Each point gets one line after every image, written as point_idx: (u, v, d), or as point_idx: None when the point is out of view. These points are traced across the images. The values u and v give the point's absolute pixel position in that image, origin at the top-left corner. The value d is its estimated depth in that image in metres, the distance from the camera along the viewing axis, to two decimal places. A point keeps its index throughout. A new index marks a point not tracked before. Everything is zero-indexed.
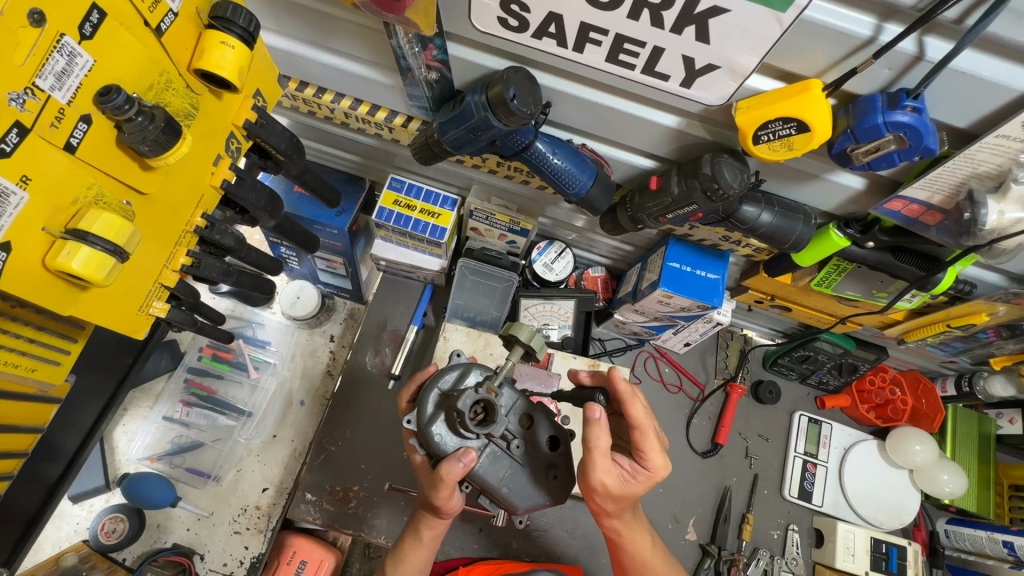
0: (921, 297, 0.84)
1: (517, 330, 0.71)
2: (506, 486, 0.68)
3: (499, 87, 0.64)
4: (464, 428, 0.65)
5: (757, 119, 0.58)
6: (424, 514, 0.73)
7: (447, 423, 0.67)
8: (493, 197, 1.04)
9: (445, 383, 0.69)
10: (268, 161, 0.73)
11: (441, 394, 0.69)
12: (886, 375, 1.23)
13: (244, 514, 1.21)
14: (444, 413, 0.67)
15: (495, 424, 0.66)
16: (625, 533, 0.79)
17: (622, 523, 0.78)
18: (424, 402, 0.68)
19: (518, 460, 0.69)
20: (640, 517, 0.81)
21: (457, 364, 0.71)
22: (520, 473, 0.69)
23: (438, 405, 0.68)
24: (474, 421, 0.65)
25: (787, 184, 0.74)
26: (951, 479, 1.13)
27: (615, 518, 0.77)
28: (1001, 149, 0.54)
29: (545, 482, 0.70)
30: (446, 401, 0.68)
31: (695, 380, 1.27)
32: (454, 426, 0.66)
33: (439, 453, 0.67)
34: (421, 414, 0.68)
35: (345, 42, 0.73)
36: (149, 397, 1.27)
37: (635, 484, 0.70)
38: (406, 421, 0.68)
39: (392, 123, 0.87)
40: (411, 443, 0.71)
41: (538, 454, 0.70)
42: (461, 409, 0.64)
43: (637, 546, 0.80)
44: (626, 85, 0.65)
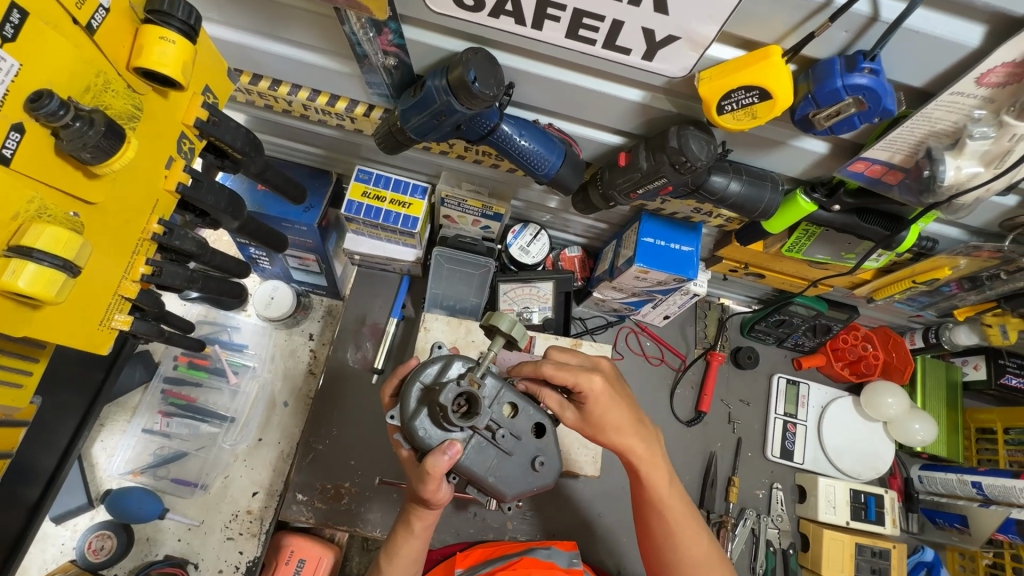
0: (887, 256, 0.86)
1: (498, 320, 0.70)
2: (492, 474, 0.69)
3: (459, 70, 0.62)
4: (447, 422, 0.65)
5: (719, 89, 0.58)
6: (413, 506, 0.72)
7: (428, 418, 0.67)
8: (463, 182, 1.02)
9: (427, 375, 0.69)
10: (225, 160, 0.70)
11: (423, 388, 0.69)
12: (858, 332, 1.26)
13: (235, 520, 1.20)
14: (427, 407, 0.67)
15: (478, 415, 0.66)
16: (645, 462, 0.76)
17: (643, 449, 0.76)
18: (404, 400, 0.68)
19: (504, 448, 0.69)
20: (658, 445, 0.78)
21: (438, 356, 0.71)
22: (506, 461, 0.70)
23: (419, 402, 0.68)
24: (458, 415, 0.65)
25: (754, 153, 0.74)
26: (923, 427, 1.18)
27: (635, 448, 0.76)
28: (956, 105, 0.55)
29: (531, 468, 0.71)
30: (426, 397, 0.68)
31: (676, 351, 1.29)
32: (437, 422, 0.66)
33: (424, 448, 0.67)
34: (405, 410, 0.68)
35: (296, 30, 0.70)
36: (125, 410, 1.23)
37: (610, 411, 0.73)
38: (389, 417, 0.68)
39: (353, 112, 0.84)
40: (396, 438, 0.70)
41: (523, 441, 0.71)
42: (442, 404, 0.64)
43: (658, 477, 0.77)
44: (589, 61, 0.64)
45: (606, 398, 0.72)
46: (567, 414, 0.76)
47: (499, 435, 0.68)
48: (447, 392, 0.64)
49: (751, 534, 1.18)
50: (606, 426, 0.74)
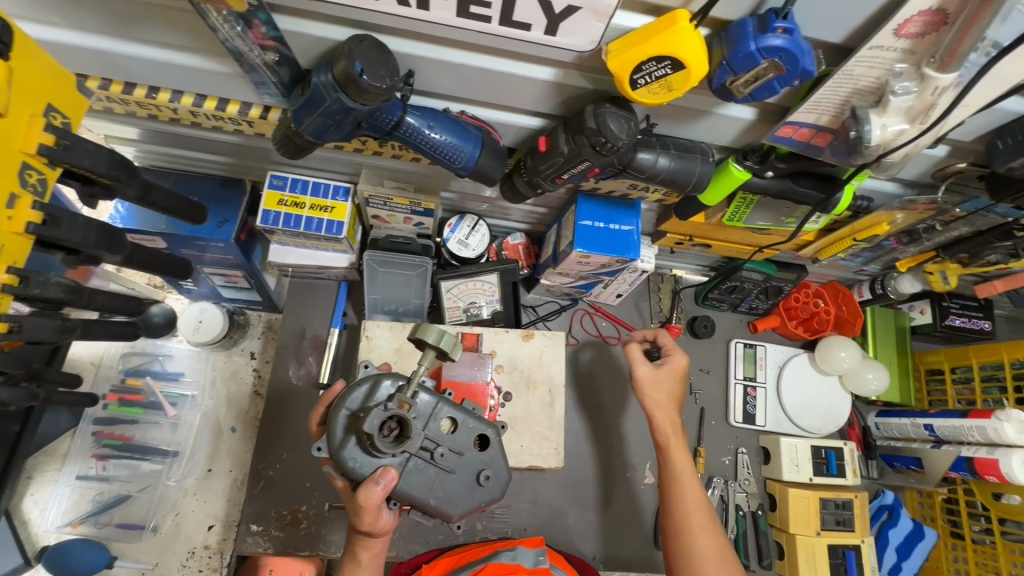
0: (825, 217, 0.84)
1: (426, 333, 0.66)
2: (433, 495, 0.65)
3: (343, 63, 0.55)
4: (376, 450, 0.61)
5: (629, 62, 0.53)
6: (357, 537, 0.68)
7: (357, 447, 0.62)
8: (386, 179, 0.95)
9: (354, 401, 0.64)
10: (95, 186, 0.62)
11: (350, 415, 0.63)
12: (809, 290, 1.27)
13: (193, 557, 1.14)
14: (355, 435, 0.62)
15: (409, 437, 0.62)
16: (670, 439, 0.93)
17: (669, 427, 0.95)
18: (330, 429, 0.63)
19: (445, 466, 0.65)
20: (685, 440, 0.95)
21: (366, 376, 0.66)
22: (449, 480, 0.66)
23: (346, 432, 0.63)
24: (387, 442, 0.61)
25: (680, 124, 0.70)
26: (875, 377, 1.21)
27: (660, 419, 0.96)
28: (877, 60, 0.52)
29: (477, 484, 0.67)
30: (353, 425, 0.63)
31: (632, 328, 1.27)
32: (368, 451, 0.62)
33: (357, 479, 0.62)
34: (331, 441, 0.63)
35: (157, 30, 0.62)
36: (55, 458, 1.14)
37: (670, 380, 0.98)
38: (315, 450, 0.63)
39: (248, 115, 0.76)
40: (327, 471, 0.66)
41: (466, 457, 0.66)
42: (369, 432, 0.60)
43: (680, 459, 0.92)
44: (488, 40, 0.58)
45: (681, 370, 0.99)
46: (641, 366, 0.98)
47: (437, 454, 0.64)
48: (372, 420, 0.60)
49: (721, 501, 1.19)
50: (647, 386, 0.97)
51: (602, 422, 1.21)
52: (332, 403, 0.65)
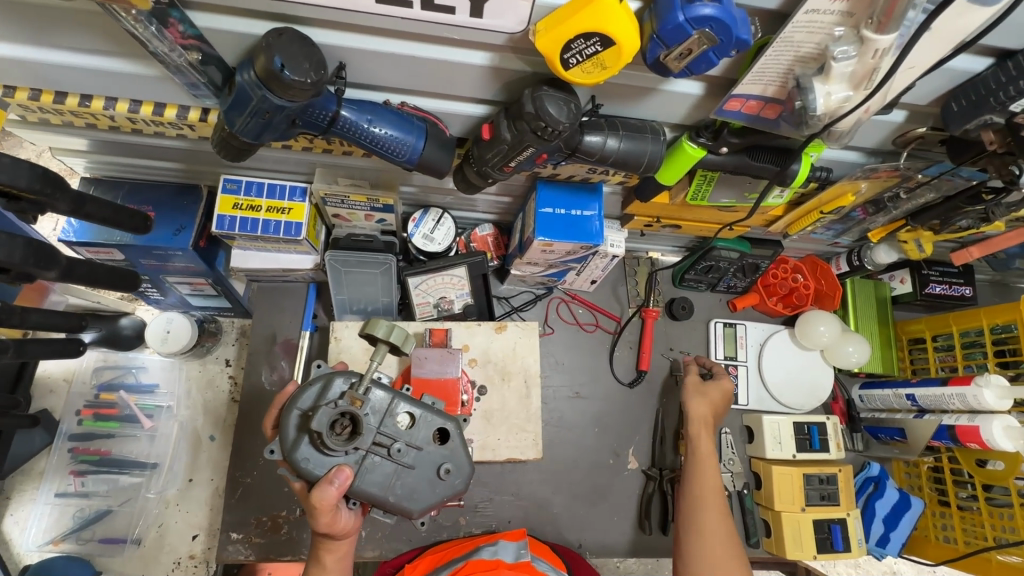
0: (789, 191, 0.82)
1: (376, 329, 0.69)
2: (392, 492, 0.64)
3: (261, 59, 0.53)
4: (328, 448, 0.60)
5: (557, 41, 0.51)
6: (321, 540, 0.68)
7: (309, 447, 0.61)
8: (341, 176, 0.93)
9: (306, 401, 0.63)
10: (21, 201, 0.60)
11: (302, 415, 0.62)
12: (788, 265, 1.25)
13: (179, 568, 1.14)
14: (307, 435, 0.61)
15: (362, 434, 0.61)
16: (699, 436, 1.01)
17: (698, 430, 1.02)
18: (283, 429, 0.63)
19: (403, 463, 0.64)
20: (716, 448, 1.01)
21: (318, 375, 0.65)
22: (408, 476, 0.64)
23: (298, 431, 0.62)
24: (338, 439, 0.60)
25: (628, 103, 0.68)
26: (856, 349, 1.20)
27: (696, 425, 1.03)
28: (814, 25, 0.49)
29: (438, 478, 0.65)
30: (304, 424, 0.62)
31: (610, 314, 1.26)
32: (322, 449, 0.61)
33: (312, 480, 0.62)
34: (284, 442, 0.62)
35: (74, 35, 0.59)
36: (33, 477, 1.14)
37: (711, 398, 1.08)
38: (268, 452, 0.62)
39: (187, 119, 0.73)
40: (285, 473, 0.65)
41: (425, 452, 0.65)
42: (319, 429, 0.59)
43: (702, 449, 0.99)
44: (415, 26, 0.56)
45: (722, 394, 1.09)
46: (693, 381, 1.12)
47: (393, 450, 0.63)
48: (321, 417, 0.59)
49: None
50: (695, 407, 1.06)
51: (583, 410, 1.20)
52: (286, 403, 0.64)
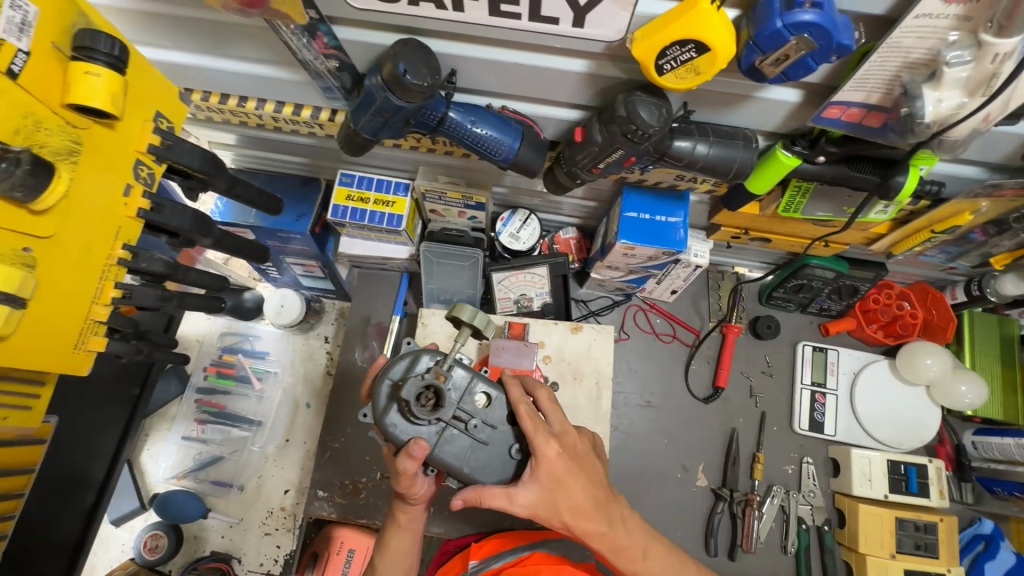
0: (895, 206, 0.78)
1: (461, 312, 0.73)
2: (467, 464, 0.68)
3: (388, 65, 0.61)
4: (414, 417, 0.66)
5: (654, 47, 0.54)
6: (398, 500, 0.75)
7: (397, 415, 0.68)
8: (442, 175, 1.01)
9: (396, 372, 0.70)
10: (192, 181, 0.73)
11: (392, 385, 0.69)
12: (892, 291, 1.16)
13: (271, 516, 1.28)
14: (397, 403, 0.68)
15: (445, 407, 0.67)
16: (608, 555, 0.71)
17: (601, 543, 0.70)
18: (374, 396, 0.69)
19: (478, 438, 0.69)
20: (625, 531, 0.72)
21: (408, 351, 0.72)
22: (482, 451, 0.69)
23: (389, 400, 0.69)
24: (422, 409, 0.66)
25: (721, 110, 0.69)
26: (970, 389, 1.08)
27: (594, 538, 0.70)
28: (925, 30, 0.48)
29: (509, 457, 0.69)
30: (394, 393, 0.68)
31: (688, 326, 1.24)
32: (407, 418, 0.67)
33: (398, 443, 0.68)
34: (376, 408, 0.69)
35: (242, 46, 0.72)
36: (165, 420, 1.33)
37: (557, 489, 0.68)
38: (362, 415, 0.69)
39: (318, 118, 0.85)
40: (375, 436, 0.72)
41: (499, 431, 0.70)
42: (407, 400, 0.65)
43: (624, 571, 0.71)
44: (522, 36, 0.61)
45: (558, 470, 0.67)
46: (518, 494, 0.67)
47: (471, 425, 0.68)
48: (410, 389, 0.65)
49: (781, 512, 1.12)
50: (556, 490, 0.68)
51: (653, 420, 1.19)
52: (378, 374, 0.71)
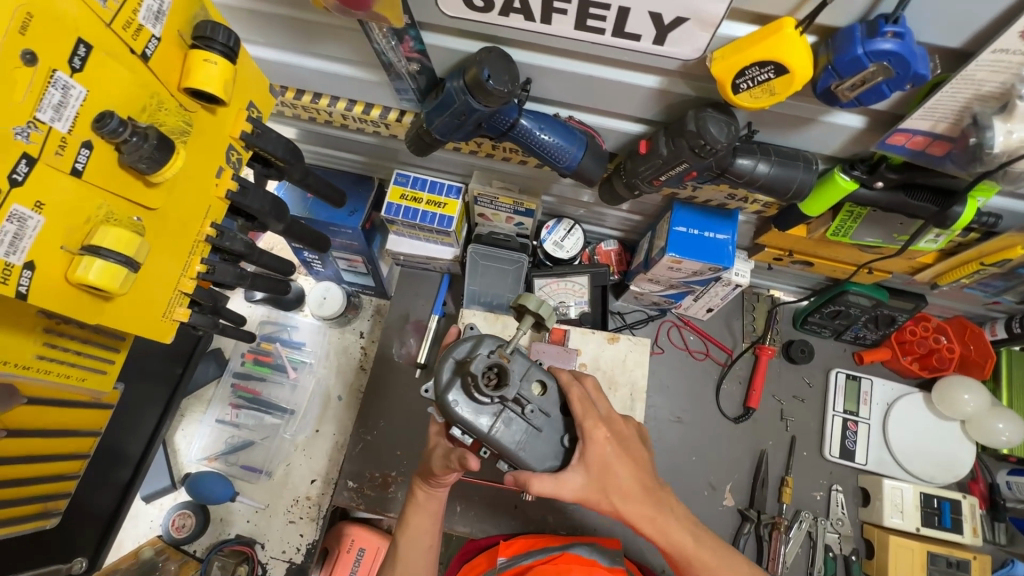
0: (946, 236, 0.79)
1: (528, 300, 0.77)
2: (522, 447, 0.70)
3: (473, 70, 0.65)
4: (477, 391, 0.68)
5: (733, 67, 0.57)
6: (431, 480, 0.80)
7: (459, 389, 0.70)
8: (495, 180, 1.05)
9: (460, 352, 0.72)
10: (270, 169, 0.77)
11: (456, 363, 0.71)
12: (929, 323, 1.17)
13: (297, 505, 1.29)
14: (460, 379, 0.70)
15: (508, 386, 0.69)
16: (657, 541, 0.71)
17: (652, 529, 0.70)
18: (439, 370, 0.72)
19: (534, 424, 0.70)
20: (677, 517, 0.71)
21: (470, 335, 0.74)
22: (537, 438, 0.71)
23: (453, 375, 0.71)
24: (486, 383, 0.68)
25: (783, 132, 0.71)
26: (1008, 427, 1.07)
27: (643, 523, 0.70)
28: (1001, 65, 0.51)
29: (561, 446, 0.71)
30: (459, 368, 0.71)
31: (722, 345, 1.25)
32: (470, 393, 0.69)
33: (457, 419, 0.70)
34: (439, 383, 0.71)
35: (329, 45, 0.76)
36: (201, 403, 1.36)
37: (604, 475, 0.69)
38: (424, 390, 0.71)
39: (387, 118, 0.89)
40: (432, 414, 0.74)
41: (552, 419, 0.72)
42: (475, 372, 0.67)
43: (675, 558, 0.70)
44: (601, 50, 0.65)
45: (604, 454, 0.69)
46: (566, 480, 0.68)
47: (528, 409, 0.70)
48: (479, 361, 0.68)
49: (808, 538, 1.11)
50: (606, 474, 0.69)
51: (682, 436, 1.19)
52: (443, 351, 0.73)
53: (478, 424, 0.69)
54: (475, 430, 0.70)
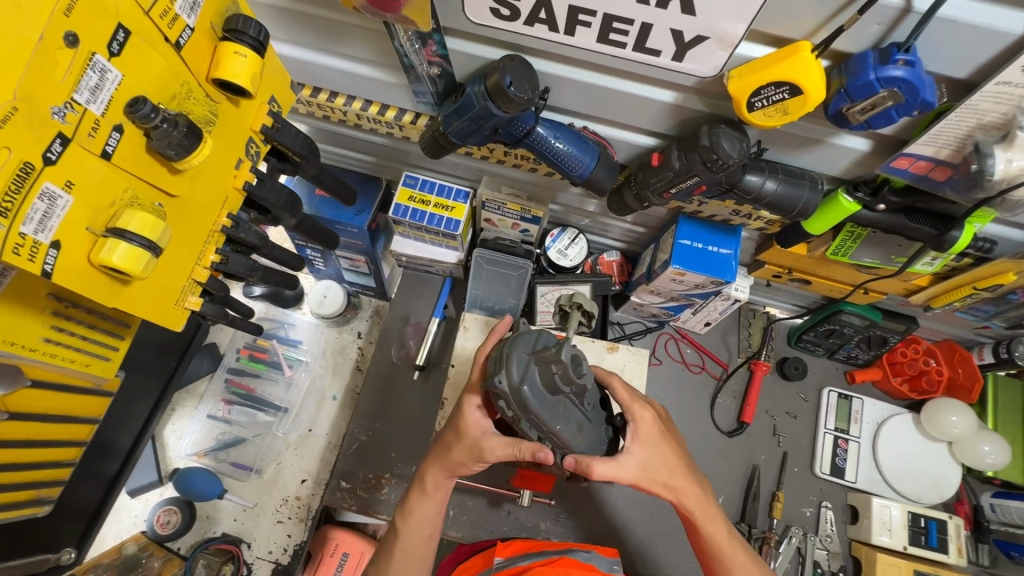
0: (941, 259, 0.82)
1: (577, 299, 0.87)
2: (582, 436, 0.72)
3: (496, 75, 0.66)
4: (564, 383, 0.65)
5: (749, 86, 0.59)
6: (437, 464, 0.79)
7: (538, 382, 0.66)
8: (503, 186, 1.07)
9: (529, 343, 0.69)
10: (286, 163, 0.77)
11: (529, 353, 0.67)
12: (919, 346, 1.20)
13: (285, 505, 1.27)
14: (538, 367, 0.66)
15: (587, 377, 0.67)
16: (699, 517, 0.78)
17: (695, 505, 0.78)
18: (511, 361, 0.66)
19: (586, 416, 0.74)
20: (711, 496, 0.80)
21: (528, 328, 0.71)
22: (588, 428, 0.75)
23: (529, 367, 0.66)
24: (583, 377, 0.65)
25: (790, 151, 0.74)
26: (993, 450, 1.10)
27: (689, 498, 0.77)
28: (1003, 97, 0.53)
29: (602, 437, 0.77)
30: (538, 360, 0.66)
31: (717, 359, 1.26)
32: (552, 386, 0.66)
33: (535, 409, 0.66)
34: (512, 374, 0.66)
35: (352, 46, 0.78)
36: (193, 397, 1.33)
37: (654, 452, 0.76)
38: (498, 380, 0.65)
39: (402, 120, 0.90)
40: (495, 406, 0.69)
41: (595, 412, 0.78)
42: (569, 365, 0.64)
43: (714, 532, 0.78)
44: (620, 64, 0.67)
45: (655, 432, 0.76)
46: (624, 459, 0.73)
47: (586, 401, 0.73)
48: (570, 351, 0.65)
49: (797, 554, 1.12)
50: (655, 452, 0.76)
51: None
52: (507, 342, 0.68)
53: (548, 417, 0.67)
54: (550, 423, 0.68)
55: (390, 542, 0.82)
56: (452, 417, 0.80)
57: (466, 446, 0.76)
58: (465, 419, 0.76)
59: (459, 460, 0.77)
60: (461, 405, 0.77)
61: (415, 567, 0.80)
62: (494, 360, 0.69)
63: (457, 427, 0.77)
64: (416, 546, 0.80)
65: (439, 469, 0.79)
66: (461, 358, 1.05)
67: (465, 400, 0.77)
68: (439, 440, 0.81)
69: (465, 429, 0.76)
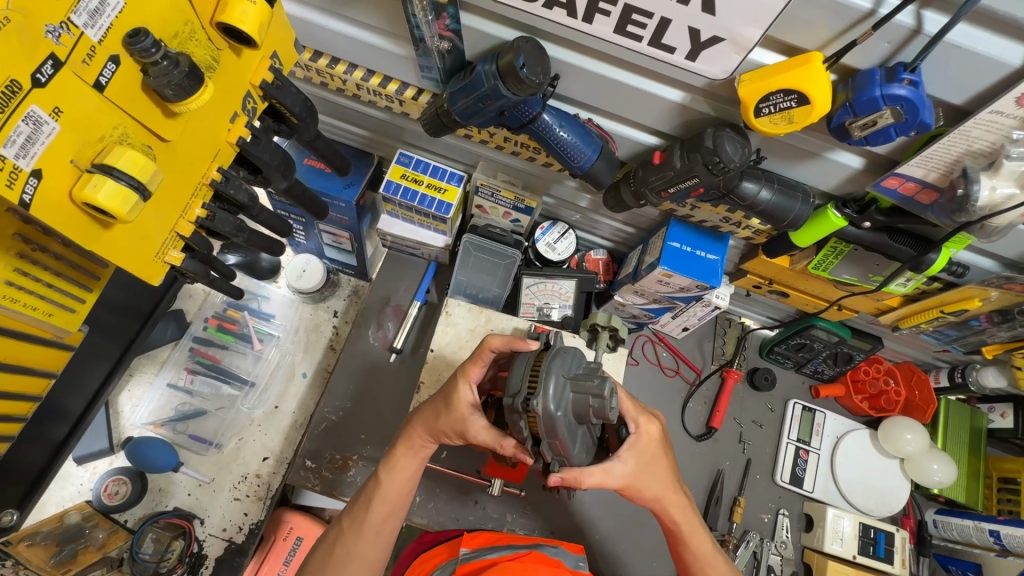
0: (914, 281, 0.86)
1: (599, 318, 0.84)
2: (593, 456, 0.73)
3: (510, 56, 0.65)
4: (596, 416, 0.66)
5: (758, 91, 0.60)
6: (419, 423, 0.81)
7: (570, 409, 0.67)
8: (499, 173, 1.07)
9: (567, 367, 0.68)
10: (282, 125, 0.73)
11: (569, 381, 0.67)
12: (881, 366, 1.25)
13: (244, 482, 1.23)
14: (577, 390, 0.66)
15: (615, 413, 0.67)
16: (684, 529, 0.82)
17: (679, 518, 0.81)
18: (549, 387, 0.65)
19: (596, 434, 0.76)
20: (694, 509, 0.84)
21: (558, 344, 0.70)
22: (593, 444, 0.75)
23: (564, 391, 0.66)
24: (614, 414, 0.67)
25: (787, 163, 0.75)
26: (941, 468, 1.16)
27: (675, 508, 0.81)
28: (994, 125, 0.56)
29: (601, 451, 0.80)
30: (574, 387, 0.66)
31: (691, 364, 1.29)
32: (582, 416, 0.67)
33: (560, 434, 0.65)
34: (546, 396, 0.64)
35: (361, 11, 0.75)
36: (153, 363, 1.27)
37: (648, 465, 0.77)
38: (534, 403, 0.63)
39: (403, 95, 0.88)
40: (516, 423, 0.68)
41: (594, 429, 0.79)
42: (606, 402, 0.65)
43: (697, 544, 0.82)
44: (633, 57, 0.67)
45: (655, 447, 0.78)
46: (616, 468, 0.74)
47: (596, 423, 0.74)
48: (610, 388, 0.66)
49: (753, 558, 1.15)
50: (651, 462, 0.78)
51: None
52: (547, 361, 0.67)
53: (571, 446, 0.68)
54: (569, 448, 0.67)
55: (372, 489, 0.82)
56: (445, 388, 0.79)
57: (452, 419, 0.75)
58: (456, 395, 0.76)
59: (444, 430, 0.77)
60: (453, 380, 0.77)
61: (388, 523, 0.80)
62: (520, 379, 0.69)
63: (448, 397, 0.77)
64: (394, 511, 0.81)
65: (424, 429, 0.80)
66: (440, 343, 1.03)
67: (460, 380, 0.76)
68: (431, 404, 0.80)
69: (455, 405, 0.75)
